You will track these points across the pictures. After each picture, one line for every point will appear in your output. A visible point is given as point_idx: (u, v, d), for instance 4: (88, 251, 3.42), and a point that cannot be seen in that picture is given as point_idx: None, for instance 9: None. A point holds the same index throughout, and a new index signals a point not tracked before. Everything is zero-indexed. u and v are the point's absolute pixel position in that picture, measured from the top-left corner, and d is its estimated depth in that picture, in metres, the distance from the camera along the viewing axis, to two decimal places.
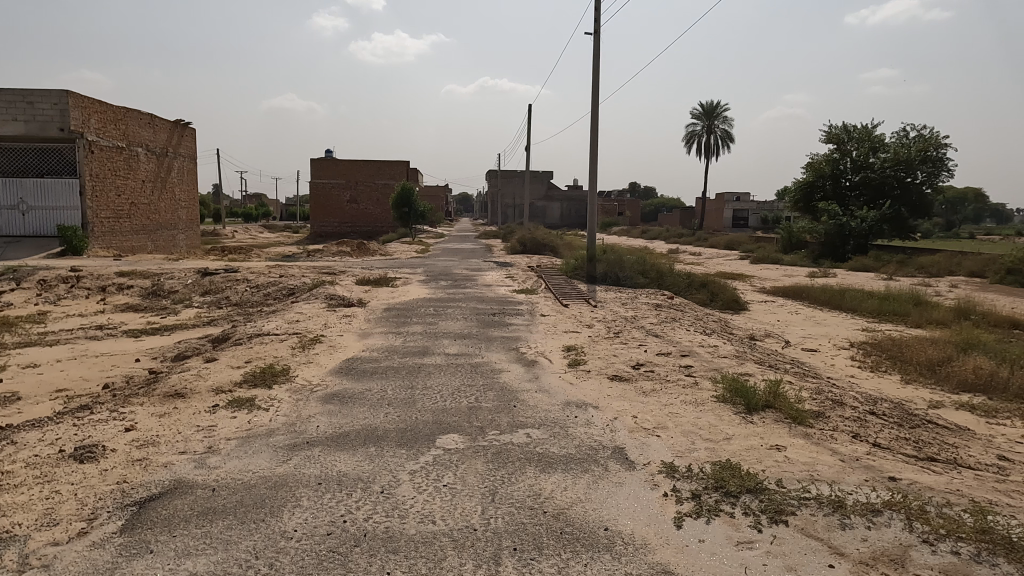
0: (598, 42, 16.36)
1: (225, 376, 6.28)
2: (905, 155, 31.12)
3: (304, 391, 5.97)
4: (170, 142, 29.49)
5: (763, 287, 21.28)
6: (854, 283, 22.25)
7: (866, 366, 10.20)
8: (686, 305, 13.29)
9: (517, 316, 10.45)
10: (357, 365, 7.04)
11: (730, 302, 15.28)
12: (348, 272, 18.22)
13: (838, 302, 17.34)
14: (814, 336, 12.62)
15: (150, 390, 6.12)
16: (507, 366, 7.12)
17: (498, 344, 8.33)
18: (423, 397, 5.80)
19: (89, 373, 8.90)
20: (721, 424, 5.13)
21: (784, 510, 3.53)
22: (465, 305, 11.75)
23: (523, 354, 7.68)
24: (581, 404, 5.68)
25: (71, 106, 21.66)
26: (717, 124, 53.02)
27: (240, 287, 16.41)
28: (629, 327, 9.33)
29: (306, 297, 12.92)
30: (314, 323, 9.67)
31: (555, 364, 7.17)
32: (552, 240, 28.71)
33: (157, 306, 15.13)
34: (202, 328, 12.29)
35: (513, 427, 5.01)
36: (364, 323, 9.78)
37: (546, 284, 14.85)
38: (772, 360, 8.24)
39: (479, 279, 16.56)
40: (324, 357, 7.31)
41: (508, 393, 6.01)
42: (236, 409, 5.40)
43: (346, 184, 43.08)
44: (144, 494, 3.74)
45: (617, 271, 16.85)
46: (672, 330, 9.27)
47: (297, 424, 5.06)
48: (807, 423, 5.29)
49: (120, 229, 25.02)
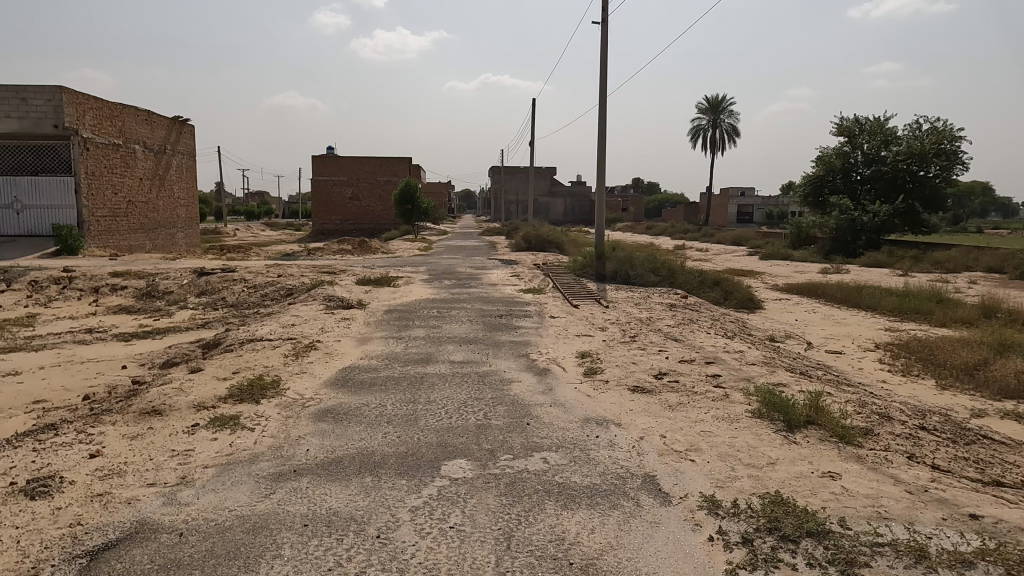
0: (605, 32, 15.77)
1: (211, 389, 5.72)
2: (919, 147, 30.37)
3: (296, 407, 5.41)
4: (168, 138, 28.96)
5: (775, 285, 20.65)
6: (869, 279, 21.58)
7: (897, 370, 9.56)
8: (701, 304, 12.69)
9: (525, 319, 9.85)
10: (354, 375, 6.46)
11: (745, 301, 14.67)
12: (348, 271, 17.65)
13: (855, 299, 16.71)
14: (837, 337, 12.00)
15: (126, 406, 5.54)
16: (518, 375, 6.53)
17: (507, 349, 7.74)
18: (426, 414, 5.23)
19: (71, 383, 8.34)
20: (761, 445, 4.56)
21: (856, 561, 2.97)
22: (470, 306, 11.16)
23: (535, 361, 7.10)
24: (602, 421, 5.11)
25: (65, 103, 21.18)
26: (722, 118, 52.36)
27: (237, 287, 15.87)
28: (646, 330, 8.74)
29: (304, 299, 12.36)
30: (310, 327, 9.09)
31: (569, 372, 6.58)
32: (557, 237, 28.08)
33: (150, 308, 14.57)
34: (196, 333, 11.74)
35: (528, 451, 4.44)
36: (363, 327, 9.20)
37: (554, 284, 14.27)
38: (802, 366, 7.64)
39: (484, 278, 15.99)
40: (318, 366, 6.75)
41: (520, 408, 5.44)
42: (218, 429, 4.83)
43: (348, 181, 42.56)
44: (99, 541, 3.18)
45: (628, 268, 16.20)
46: (692, 333, 8.68)
47: (285, 448, 4.49)
48: (856, 443, 4.72)
49: (116, 228, 24.51)
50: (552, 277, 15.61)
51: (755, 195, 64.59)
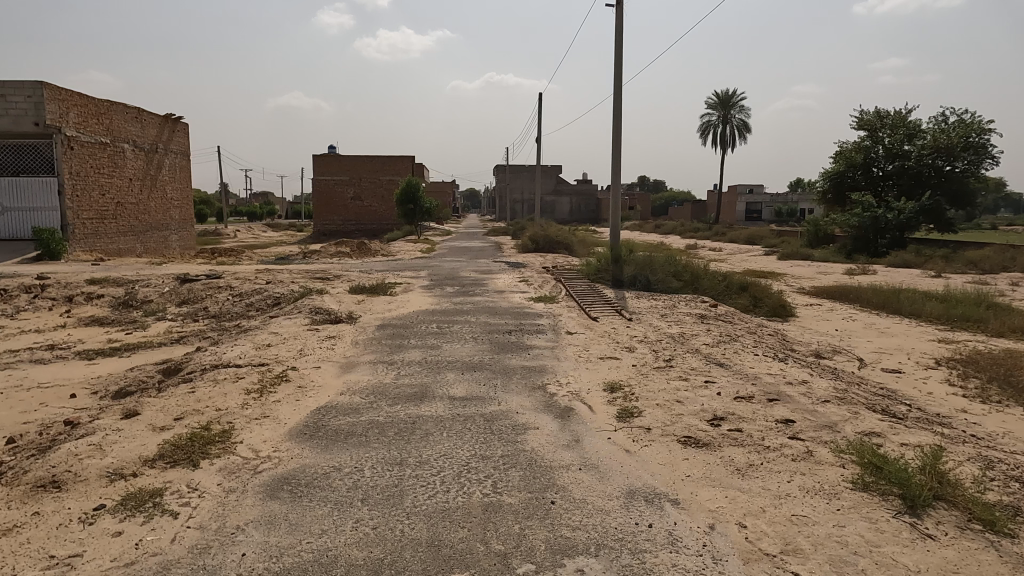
0: (620, 16, 14.50)
1: (138, 448, 4.39)
2: (945, 141, 28.86)
3: (244, 474, 4.08)
4: (160, 137, 27.76)
5: (802, 288, 19.23)
6: (902, 281, 20.12)
7: (973, 394, 8.14)
8: (734, 314, 11.30)
9: (537, 336, 8.50)
10: (327, 420, 5.14)
11: (777, 308, 13.26)
12: (344, 277, 16.32)
13: (895, 303, 15.29)
14: (888, 352, 10.58)
15: (25, 471, 4.23)
16: (534, 419, 5.19)
17: (519, 379, 6.39)
18: (415, 487, 3.88)
19: (5, 418, 7.06)
20: (886, 546, 3.19)
21: None
22: (475, 320, 9.80)
23: (553, 398, 5.75)
24: (652, 497, 3.77)
25: (47, 99, 19.97)
26: (732, 114, 50.89)
27: (222, 295, 14.59)
28: (682, 353, 7.37)
29: (289, 311, 11.05)
30: (287, 349, 7.77)
31: (598, 416, 5.23)
32: (567, 238, 26.69)
33: (125, 320, 13.30)
34: (168, 350, 10.46)
35: (556, 556, 3.11)
36: (349, 349, 7.85)
37: (567, 290, 12.95)
38: (877, 399, 6.24)
39: (489, 284, 14.67)
40: (286, 407, 5.41)
41: (540, 474, 4.11)
42: (127, 517, 3.50)
43: (349, 181, 41.34)
44: None
45: (648, 272, 14.83)
46: (738, 356, 7.31)
47: (211, 553, 3.15)
48: (1017, 535, 3.34)
49: (104, 231, 23.30)
50: (564, 282, 14.29)
51: (763, 192, 63.09)
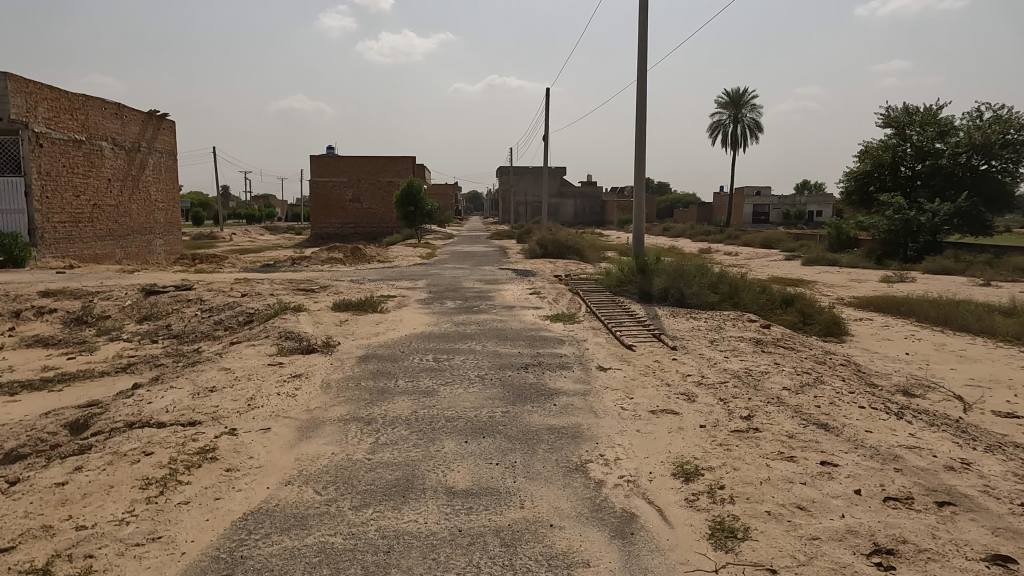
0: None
1: None
2: (981, 138, 26.85)
3: None
4: (143, 134, 25.91)
5: (842, 299, 17.31)
6: (951, 291, 18.12)
7: None
8: (793, 338, 9.35)
9: (562, 375, 6.59)
10: (252, 545, 3.24)
11: (832, 326, 11.24)
12: (331, 288, 14.44)
13: (958, 318, 13.31)
14: (985, 386, 8.57)
15: None
16: (583, 542, 3.27)
17: (547, 453, 4.48)
18: None
19: None
20: None
21: None
22: (480, 349, 7.84)
23: (602, 495, 3.81)
24: None
25: (10, 91, 18.10)
26: (744, 113, 48.86)
27: (190, 310, 12.73)
28: (762, 406, 5.41)
29: (257, 333, 9.17)
30: (234, 397, 5.86)
31: (682, 536, 3.31)
32: (576, 243, 24.75)
33: (73, 340, 11.43)
34: (108, 383, 8.59)
35: None
36: (316, 395, 5.95)
37: (589, 307, 11.05)
38: None
39: (497, 298, 12.77)
40: (196, 515, 3.52)
41: None
42: None
43: (348, 183, 39.53)
44: None
45: (681, 282, 12.83)
46: (841, 412, 5.36)
47: None
48: None
49: (78, 235, 21.41)
50: (583, 296, 12.39)
51: (771, 194, 61.28)
